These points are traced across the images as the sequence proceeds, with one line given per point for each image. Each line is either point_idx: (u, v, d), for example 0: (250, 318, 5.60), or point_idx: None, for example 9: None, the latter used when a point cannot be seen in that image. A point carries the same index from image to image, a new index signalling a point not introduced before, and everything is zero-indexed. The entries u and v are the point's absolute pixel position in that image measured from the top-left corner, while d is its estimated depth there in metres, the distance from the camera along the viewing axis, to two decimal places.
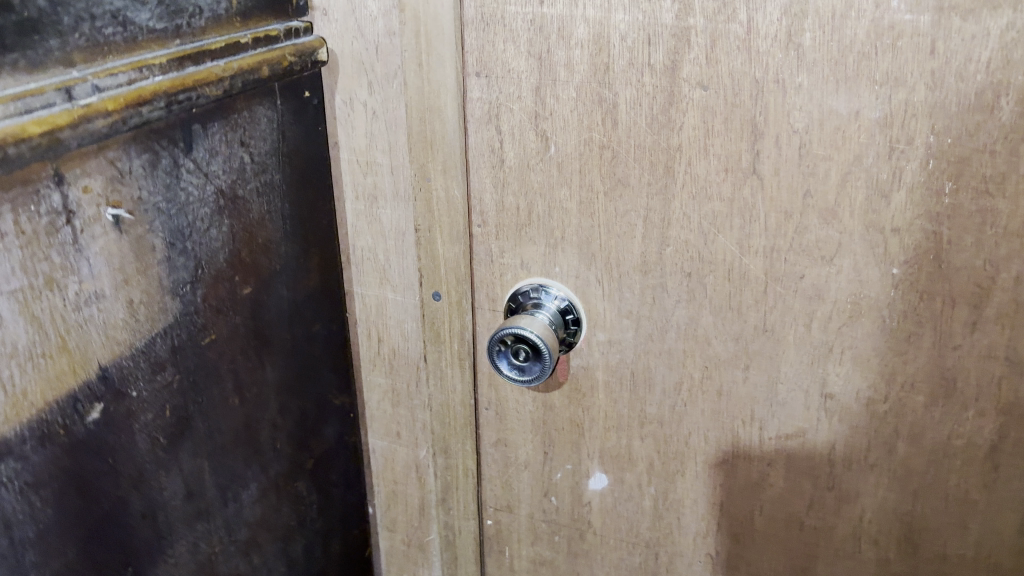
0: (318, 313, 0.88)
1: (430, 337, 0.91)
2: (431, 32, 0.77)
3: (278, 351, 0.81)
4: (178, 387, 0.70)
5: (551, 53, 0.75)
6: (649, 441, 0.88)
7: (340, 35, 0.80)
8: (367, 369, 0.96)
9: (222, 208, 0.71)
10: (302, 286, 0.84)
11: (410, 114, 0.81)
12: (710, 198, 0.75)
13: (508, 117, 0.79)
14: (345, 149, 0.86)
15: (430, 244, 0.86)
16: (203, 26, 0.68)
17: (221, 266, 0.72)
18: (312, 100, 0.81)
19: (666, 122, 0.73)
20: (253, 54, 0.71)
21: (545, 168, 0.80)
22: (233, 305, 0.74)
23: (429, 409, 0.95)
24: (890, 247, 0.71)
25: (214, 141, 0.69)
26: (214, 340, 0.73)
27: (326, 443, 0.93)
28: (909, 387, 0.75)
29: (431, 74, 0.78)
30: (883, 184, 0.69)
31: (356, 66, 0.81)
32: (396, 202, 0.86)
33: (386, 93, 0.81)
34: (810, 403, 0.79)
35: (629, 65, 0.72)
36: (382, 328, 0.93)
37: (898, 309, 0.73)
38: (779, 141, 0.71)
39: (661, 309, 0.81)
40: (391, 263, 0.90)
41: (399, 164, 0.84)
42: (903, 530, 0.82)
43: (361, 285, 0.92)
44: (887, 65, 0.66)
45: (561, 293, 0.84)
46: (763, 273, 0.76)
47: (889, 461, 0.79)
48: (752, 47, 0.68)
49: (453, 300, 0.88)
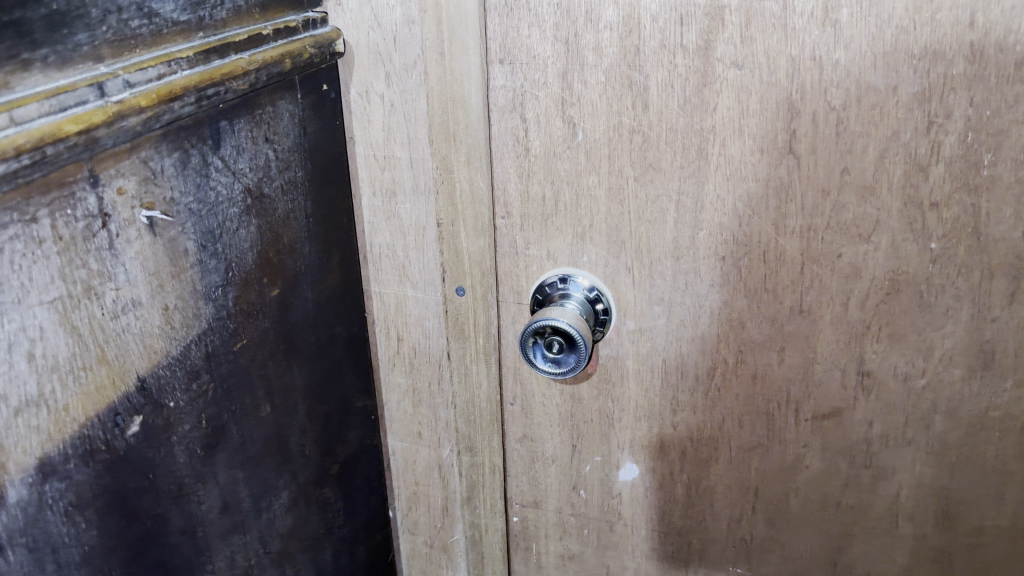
0: (340, 313, 0.85)
1: (453, 333, 0.89)
2: (453, 20, 0.75)
3: (305, 354, 0.79)
4: (212, 396, 0.67)
5: (579, 37, 0.73)
6: (681, 429, 0.87)
7: (356, 25, 0.77)
8: (386, 370, 0.94)
9: (250, 208, 0.68)
10: (325, 285, 0.81)
11: (432, 105, 0.79)
12: (744, 179, 0.74)
13: (533, 105, 0.77)
14: (360, 145, 0.83)
15: (453, 238, 0.84)
16: (225, 18, 0.65)
17: (250, 268, 0.69)
18: (329, 94, 0.79)
19: (699, 104, 0.73)
20: (275, 47, 0.68)
21: (573, 155, 0.79)
22: (263, 308, 0.71)
23: (452, 407, 0.93)
24: (927, 222, 0.71)
25: (240, 137, 0.66)
26: (246, 345, 0.70)
27: (351, 446, 0.90)
28: (946, 361, 0.76)
29: (454, 63, 0.77)
30: (920, 159, 0.69)
31: (373, 57, 0.79)
32: (417, 196, 0.84)
33: (404, 84, 0.79)
34: (846, 382, 0.80)
35: (661, 46, 0.71)
36: (402, 326, 0.91)
37: (936, 284, 0.73)
38: (815, 118, 0.70)
39: (694, 294, 0.81)
40: (410, 259, 0.87)
41: (419, 157, 0.82)
42: (939, 505, 0.83)
43: (379, 284, 0.89)
44: (926, 39, 0.65)
45: (589, 282, 0.83)
46: (799, 253, 0.76)
47: (926, 437, 0.80)
48: (789, 24, 0.67)
49: (477, 294, 0.86)
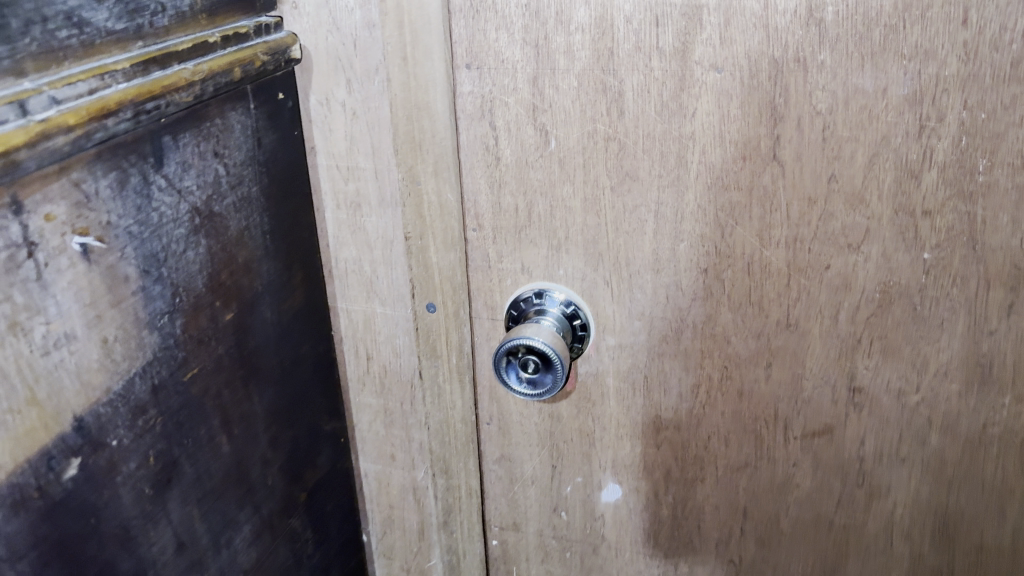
0: (305, 334, 0.81)
1: (425, 351, 0.85)
2: (416, 23, 0.70)
3: (267, 379, 0.74)
4: (162, 431, 0.62)
5: (549, 40, 0.69)
6: (665, 448, 0.84)
7: (312, 30, 0.73)
8: (356, 390, 0.90)
9: (199, 227, 0.64)
10: (287, 305, 0.77)
11: (397, 113, 0.75)
12: (726, 188, 0.70)
13: (503, 112, 0.73)
14: (322, 154, 0.79)
15: (422, 252, 0.81)
16: (167, 25, 0.60)
17: (200, 291, 0.65)
18: (286, 103, 0.74)
19: (677, 109, 0.68)
20: (224, 54, 0.63)
21: (546, 164, 0.74)
22: (217, 333, 0.67)
23: (426, 428, 0.89)
24: (920, 230, 0.67)
25: (186, 152, 0.62)
26: (199, 374, 0.65)
27: (321, 471, 0.86)
28: (941, 376, 0.72)
29: (418, 69, 0.72)
30: (912, 165, 0.65)
31: (332, 63, 0.74)
32: (383, 209, 0.80)
33: (366, 90, 0.75)
34: (837, 398, 0.76)
35: (635, 49, 0.67)
36: (371, 344, 0.87)
37: (930, 296, 0.69)
38: (800, 123, 0.66)
39: (676, 309, 0.77)
40: (378, 274, 0.83)
41: (384, 167, 0.78)
42: (937, 522, 0.79)
43: (346, 301, 0.85)
44: (916, 38, 0.61)
45: (565, 297, 0.80)
46: (786, 265, 0.72)
47: (922, 453, 0.76)
48: (771, 24, 0.63)
49: (449, 311, 0.83)
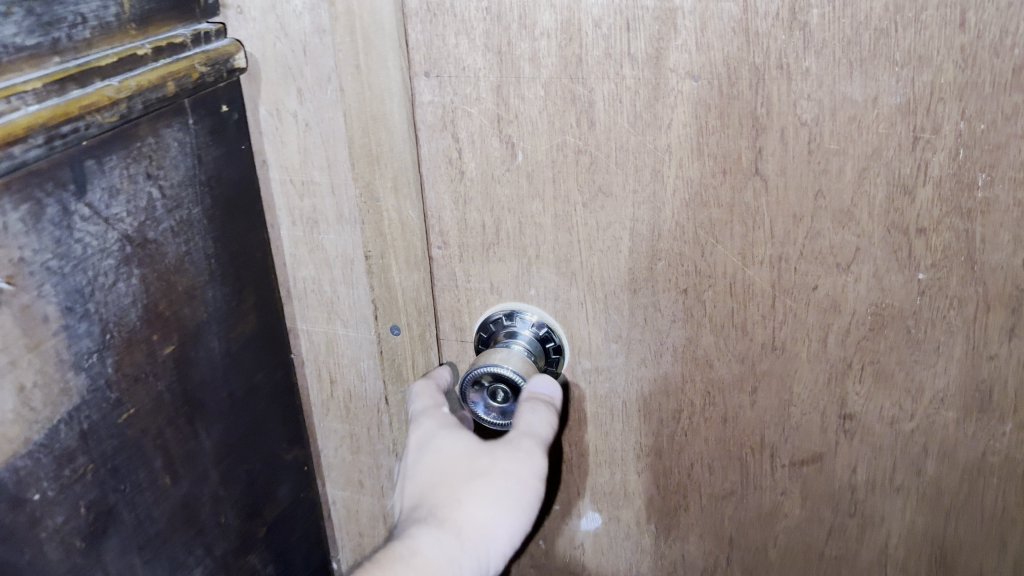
0: (259, 360, 0.76)
1: (390, 376, 0.80)
2: (368, 30, 0.64)
3: (217, 412, 0.70)
4: (94, 478, 0.58)
5: (512, 46, 0.63)
6: (646, 475, 0.79)
7: (261, 36, 0.66)
8: (320, 416, 0.85)
9: (131, 256, 0.59)
10: (236, 331, 0.72)
11: (351, 125, 0.68)
12: (705, 205, 0.65)
13: (465, 122, 0.67)
14: (274, 168, 0.72)
15: (384, 272, 0.74)
16: (88, 37, 0.55)
17: (135, 325, 0.60)
18: (231, 116, 0.68)
19: (652, 120, 0.63)
20: (155, 67, 0.58)
21: (513, 178, 0.69)
22: (155, 368, 0.62)
23: (395, 456, 0.84)
24: (914, 249, 0.62)
25: (113, 176, 0.56)
26: (136, 414, 0.61)
27: (282, 504, 0.82)
28: (938, 402, 0.67)
29: (372, 77, 0.66)
30: (906, 179, 0.60)
31: (281, 71, 0.67)
32: (341, 226, 0.73)
33: (319, 101, 0.67)
34: (827, 425, 0.71)
35: (605, 55, 0.62)
36: (335, 367, 0.81)
37: (925, 318, 0.65)
38: (784, 135, 0.61)
39: (655, 331, 0.72)
40: (339, 294, 0.77)
41: (341, 182, 0.71)
42: (934, 553, 0.74)
43: (306, 322, 0.79)
44: (909, 43, 0.56)
45: (538, 318, 0.75)
46: (770, 286, 0.67)
47: (918, 483, 0.71)
48: (751, 28, 0.58)
49: (414, 334, 0.77)
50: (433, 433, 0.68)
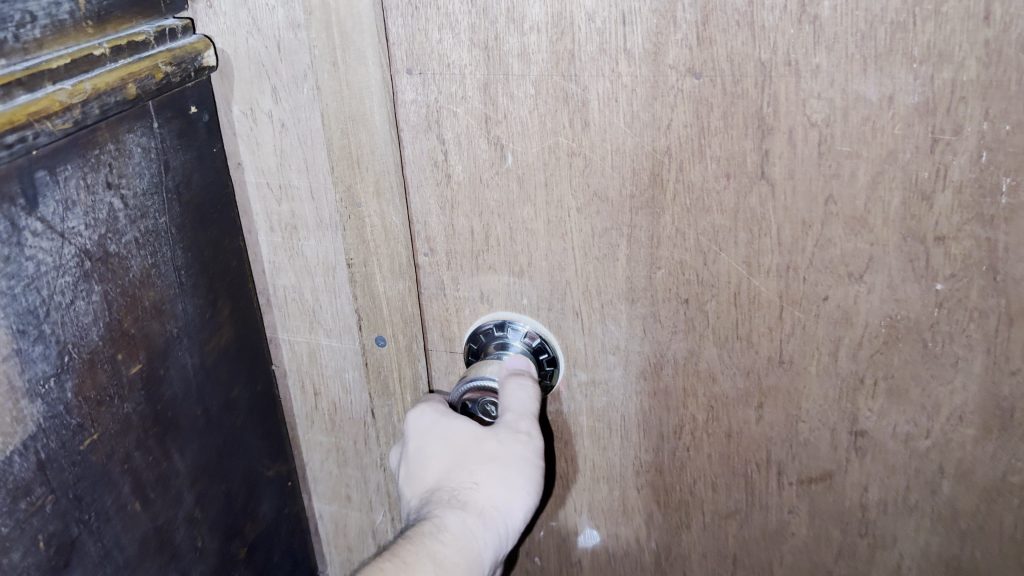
0: (236, 373, 0.73)
1: (377, 389, 0.76)
2: (345, 25, 0.60)
3: (190, 431, 0.66)
4: (54, 511, 0.53)
5: (500, 41, 0.59)
6: (646, 492, 0.76)
7: (232, 32, 0.63)
8: (304, 428, 0.82)
9: (90, 272, 0.55)
10: (211, 344, 0.68)
11: (329, 125, 0.65)
12: (707, 210, 0.61)
13: (451, 122, 0.63)
14: (250, 171, 0.69)
15: (368, 280, 0.71)
16: (38, 38, 0.49)
17: (95, 345, 0.56)
18: (200, 117, 0.65)
19: (650, 120, 0.59)
20: (113, 68, 0.53)
21: (502, 182, 0.65)
22: (121, 390, 0.58)
23: (382, 470, 0.82)
24: (932, 258, 0.58)
25: (69, 187, 0.52)
26: (100, 440, 0.57)
27: (263, 521, 0.79)
28: (955, 420, 0.63)
29: (350, 74, 0.62)
30: (923, 184, 0.56)
31: (256, 68, 0.64)
32: (322, 233, 0.70)
33: (295, 100, 0.65)
34: (837, 443, 0.67)
35: (600, 51, 0.57)
36: (318, 379, 0.79)
37: (943, 332, 0.60)
38: (792, 137, 0.57)
39: (655, 343, 0.68)
40: (321, 304, 0.74)
41: (320, 185, 0.68)
42: None
43: (288, 332, 0.77)
44: (930, 37, 0.51)
45: (531, 328, 0.70)
46: (778, 295, 0.63)
47: (932, 503, 0.68)
48: (756, 21, 0.53)
49: (400, 344, 0.73)
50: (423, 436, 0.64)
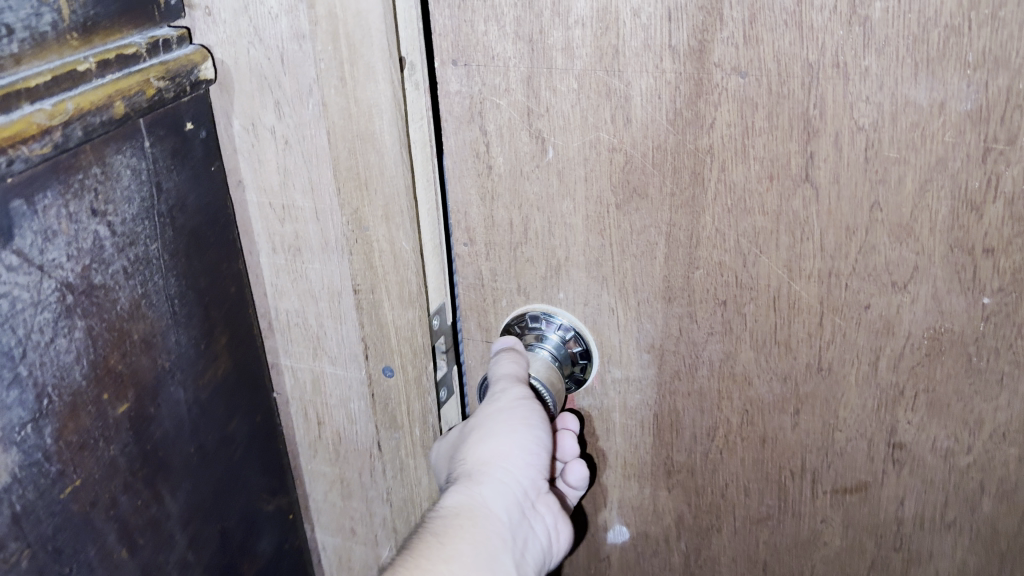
0: (236, 404, 0.74)
1: (384, 420, 0.77)
2: (354, 36, 0.59)
3: (183, 469, 0.67)
4: (31, 563, 0.54)
5: (545, 34, 0.59)
6: (677, 492, 0.75)
7: (232, 40, 0.62)
8: (308, 457, 0.84)
9: (73, 306, 0.54)
10: (205, 378, 0.69)
11: (336, 144, 0.64)
12: (749, 212, 0.60)
13: (494, 115, 0.63)
14: (251, 191, 0.69)
15: (375, 308, 0.71)
16: (17, 50, 0.47)
17: (77, 384, 0.55)
18: (197, 134, 0.64)
19: (693, 118, 0.58)
20: (100, 84, 0.52)
21: (542, 176, 0.64)
22: (105, 432, 0.58)
23: (388, 502, 0.83)
24: (980, 270, 0.56)
25: (49, 218, 0.51)
26: (81, 486, 0.56)
27: (261, 557, 0.81)
28: (998, 437, 0.62)
29: (359, 90, 0.61)
30: (973, 194, 0.54)
31: (257, 82, 0.63)
32: (327, 256, 0.70)
33: (299, 116, 0.64)
34: (874, 454, 0.66)
35: (644, 47, 0.57)
36: (323, 408, 0.79)
37: (989, 346, 0.59)
38: (838, 140, 0.55)
39: (691, 344, 0.67)
40: (326, 331, 0.74)
41: (324, 207, 0.67)
42: None
43: (290, 357, 0.77)
44: (985, 42, 0.50)
45: (566, 322, 0.70)
46: (818, 301, 0.61)
47: (971, 520, 0.66)
48: (805, 22, 0.52)
49: (408, 376, 0.74)
50: (468, 454, 0.67)
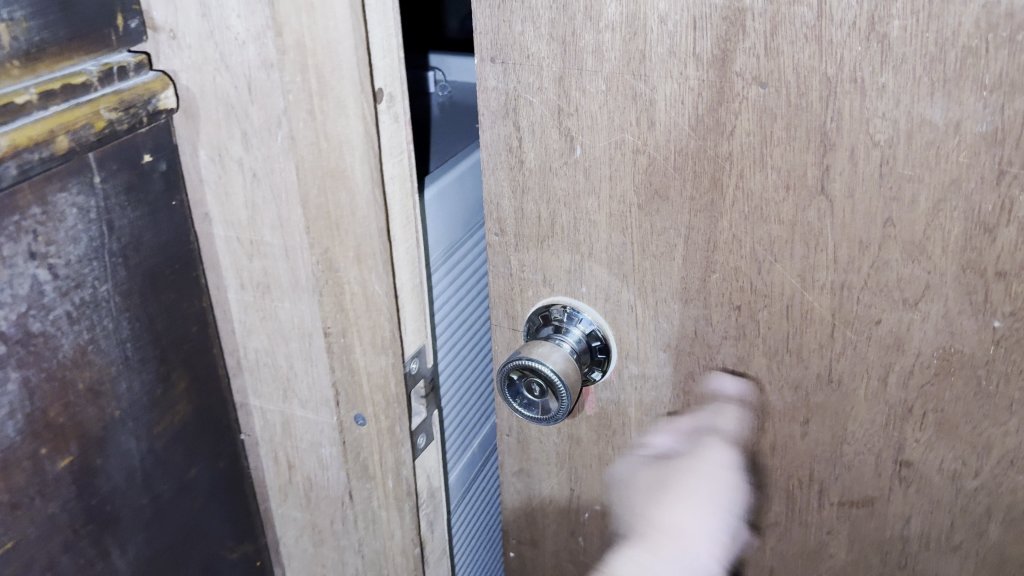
0: (196, 450, 0.70)
1: (356, 470, 0.71)
2: (324, 66, 0.54)
3: (133, 523, 0.64)
4: None
5: (577, 37, 0.61)
6: None
7: (198, 68, 0.57)
8: (278, 501, 0.77)
9: (5, 356, 0.52)
10: (161, 427, 0.65)
11: (307, 181, 0.59)
12: (765, 219, 0.61)
13: (528, 111, 0.66)
14: (220, 224, 0.64)
15: (347, 352, 0.65)
16: None
17: (12, 439, 0.54)
18: (156, 166, 0.60)
19: (714, 125, 0.59)
20: (42, 117, 0.49)
21: (570, 172, 0.67)
22: (43, 488, 0.56)
23: (361, 555, 0.77)
24: (992, 294, 0.56)
25: None
26: (16, 547, 0.56)
27: None
28: (1007, 463, 0.61)
29: (329, 126, 0.56)
30: (986, 216, 0.54)
31: (224, 111, 0.58)
32: (297, 294, 0.64)
33: (267, 148, 0.58)
34: (881, 470, 0.66)
35: (669, 54, 0.58)
36: (292, 451, 0.73)
37: (1000, 371, 0.59)
38: (853, 154, 0.56)
39: (705, 345, 0.68)
40: (295, 371, 0.68)
41: (293, 244, 0.62)
42: None
43: (259, 397, 0.72)
44: (1002, 64, 0.50)
45: (589, 318, 0.72)
46: (830, 313, 0.62)
47: (978, 546, 0.66)
48: (824, 37, 0.53)
49: (381, 426, 0.68)
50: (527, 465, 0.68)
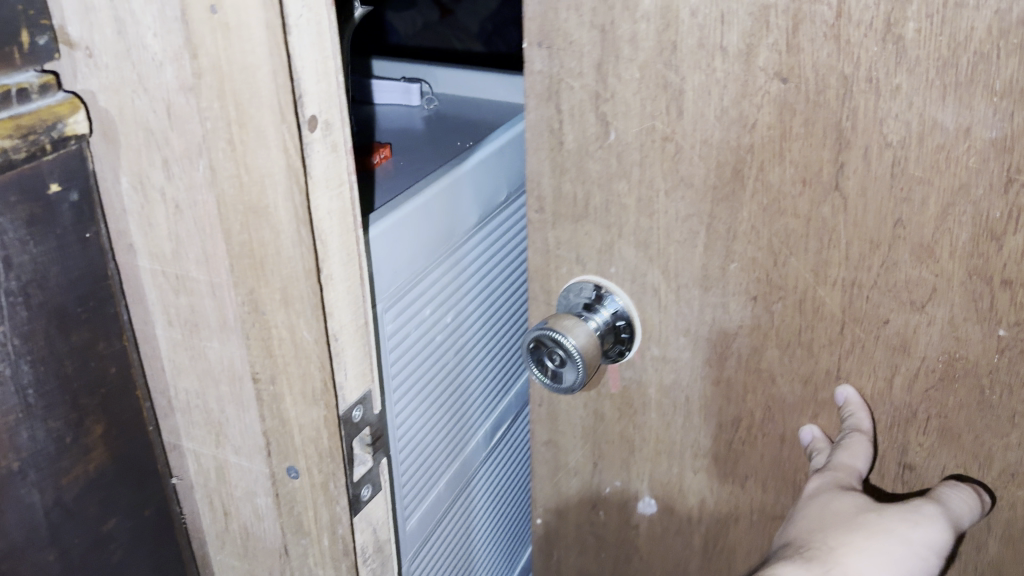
0: (115, 498, 0.56)
1: (290, 525, 0.58)
2: (239, 94, 0.44)
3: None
4: None
5: (615, 24, 0.60)
6: (703, 475, 0.74)
7: (116, 89, 0.46)
8: (215, 548, 0.63)
9: None
10: (72, 477, 0.53)
11: (226, 216, 0.47)
12: (782, 212, 0.59)
13: (569, 95, 0.64)
14: (144, 256, 0.52)
15: (276, 403, 0.53)
16: None
17: None
18: (69, 195, 0.48)
19: (738, 117, 0.58)
20: None
21: (604, 156, 0.65)
22: None
23: None
24: (998, 302, 0.54)
25: None
26: None
27: None
28: (1009, 477, 0.59)
29: (249, 158, 0.45)
30: (994, 224, 0.52)
31: (143, 135, 0.47)
32: (226, 335, 0.52)
33: (187, 176, 0.47)
34: (884, 471, 0.64)
35: (699, 45, 0.57)
36: (228, 499, 0.59)
37: (1003, 381, 0.56)
38: (868, 153, 0.54)
39: (721, 333, 0.66)
40: (227, 416, 0.55)
41: (219, 282, 0.50)
42: None
43: (191, 441, 0.58)
44: (1013, 72, 0.48)
45: (620, 301, 0.70)
46: (839, 310, 0.60)
47: (975, 558, 0.64)
48: (842, 36, 0.52)
49: (316, 481, 0.56)
50: None
